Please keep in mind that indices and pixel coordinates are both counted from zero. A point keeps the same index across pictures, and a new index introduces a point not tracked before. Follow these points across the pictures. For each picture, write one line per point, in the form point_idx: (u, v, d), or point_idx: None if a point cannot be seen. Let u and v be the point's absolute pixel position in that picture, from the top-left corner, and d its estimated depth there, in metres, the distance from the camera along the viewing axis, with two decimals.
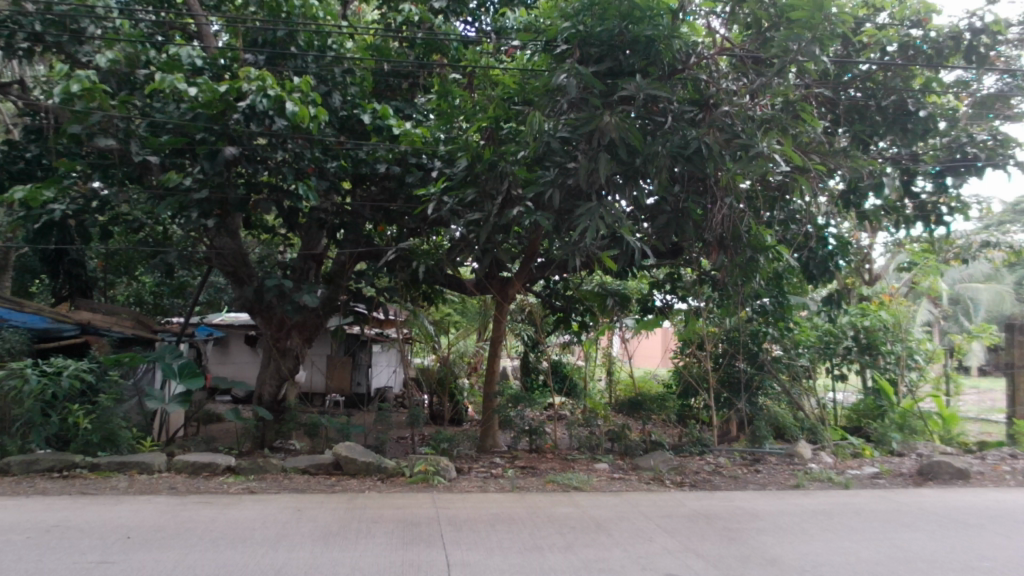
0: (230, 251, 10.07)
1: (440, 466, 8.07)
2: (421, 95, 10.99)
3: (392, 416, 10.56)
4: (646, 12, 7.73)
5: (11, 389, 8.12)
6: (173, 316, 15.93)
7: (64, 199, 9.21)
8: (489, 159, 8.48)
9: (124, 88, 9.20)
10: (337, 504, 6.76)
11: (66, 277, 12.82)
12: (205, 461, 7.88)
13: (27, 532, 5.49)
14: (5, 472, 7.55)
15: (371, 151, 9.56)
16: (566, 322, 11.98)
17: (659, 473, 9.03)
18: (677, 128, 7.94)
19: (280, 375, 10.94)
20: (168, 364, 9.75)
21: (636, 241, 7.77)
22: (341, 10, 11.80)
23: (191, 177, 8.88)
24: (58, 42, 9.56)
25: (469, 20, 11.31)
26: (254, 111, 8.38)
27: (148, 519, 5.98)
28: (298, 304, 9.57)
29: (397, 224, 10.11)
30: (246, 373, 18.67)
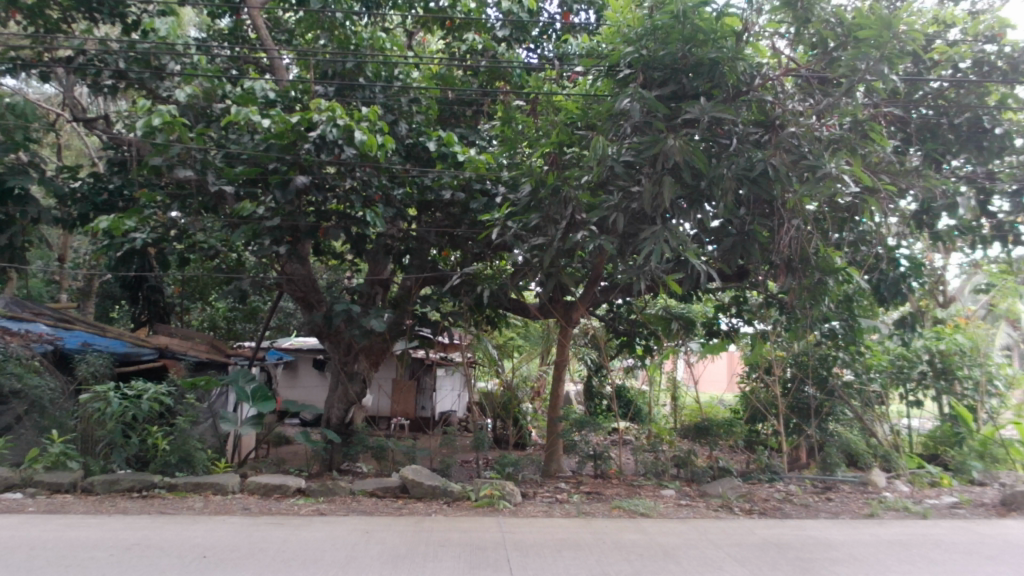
0: (301, 276, 10.32)
1: (506, 490, 8.08)
2: (485, 123, 11.13)
3: (457, 439, 10.63)
4: (710, 35, 7.75)
5: (95, 411, 8.45)
6: (244, 340, 16.36)
7: (145, 228, 9.63)
8: (553, 185, 8.52)
9: (201, 121, 9.55)
10: (404, 527, 6.81)
11: (146, 303, 13.36)
12: (276, 483, 8.03)
13: (109, 549, 5.68)
14: (88, 492, 7.81)
15: (436, 177, 9.74)
16: (630, 346, 11.83)
17: (727, 501, 8.86)
18: (742, 150, 7.91)
19: (349, 399, 11.12)
20: (242, 387, 10.03)
21: (701, 264, 7.71)
22: (407, 40, 12.08)
23: (264, 206, 9.20)
24: (141, 79, 10.03)
25: (532, 47, 11.50)
26: (324, 141, 8.62)
27: (223, 539, 6.12)
28: (366, 328, 9.72)
29: (462, 249, 10.26)
30: (315, 396, 19.04)
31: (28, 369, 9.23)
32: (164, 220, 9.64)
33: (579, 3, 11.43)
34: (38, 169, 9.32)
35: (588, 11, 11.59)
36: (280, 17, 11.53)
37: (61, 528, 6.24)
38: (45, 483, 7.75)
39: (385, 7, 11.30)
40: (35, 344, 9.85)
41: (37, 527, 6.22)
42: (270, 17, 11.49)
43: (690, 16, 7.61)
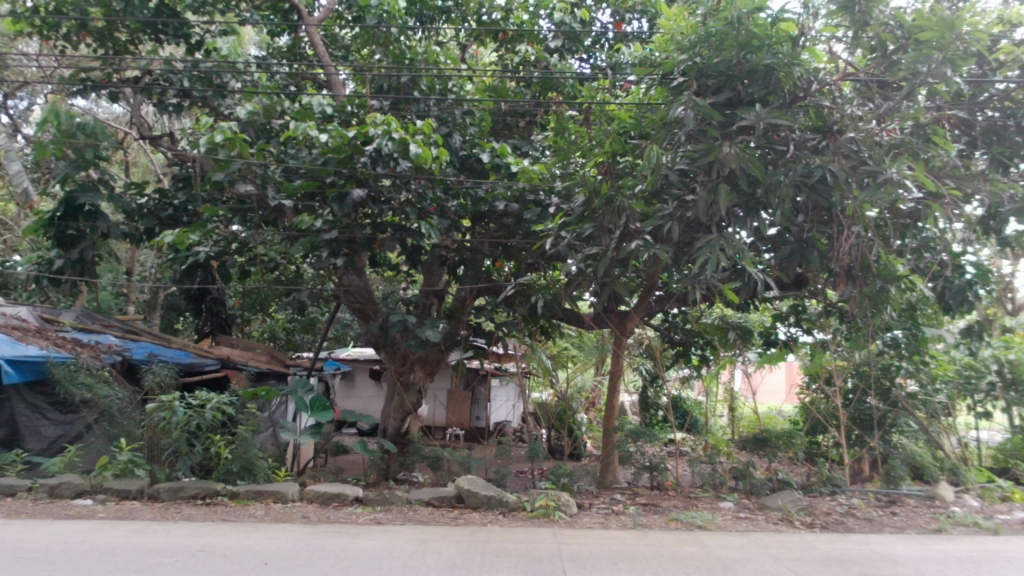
0: (357, 288, 10.44)
1: (562, 501, 8.04)
2: (538, 133, 11.19)
3: (512, 449, 10.63)
4: (765, 41, 7.62)
5: (160, 420, 8.68)
6: (303, 350, 16.63)
7: (208, 241, 9.89)
8: (607, 194, 8.49)
9: (261, 136, 9.76)
10: (461, 537, 6.84)
11: (208, 315, 13.75)
12: (335, 491, 8.15)
13: (175, 556, 5.81)
14: (155, 499, 8.01)
15: (490, 189, 9.83)
16: (686, 356, 11.81)
17: (788, 514, 8.68)
18: (799, 157, 7.82)
19: (405, 409, 11.22)
20: (301, 398, 10.19)
21: (758, 273, 7.59)
22: (460, 53, 12.21)
23: (322, 219, 9.31)
24: (204, 97, 10.32)
25: (584, 57, 11.52)
26: (380, 154, 8.75)
27: (283, 547, 6.21)
28: (422, 339, 9.80)
29: (516, 259, 10.35)
30: (371, 406, 19.26)
31: (98, 379, 9.52)
32: (226, 234, 9.86)
33: (632, 12, 11.44)
34: (108, 186, 9.63)
35: (641, 19, 11.59)
36: (337, 34, 11.76)
37: (128, 534, 6.41)
38: (114, 490, 7.97)
39: (439, 21, 11.44)
40: (105, 355, 10.11)
41: (107, 533, 6.40)
42: (327, 34, 11.72)
43: (744, 23, 7.47)
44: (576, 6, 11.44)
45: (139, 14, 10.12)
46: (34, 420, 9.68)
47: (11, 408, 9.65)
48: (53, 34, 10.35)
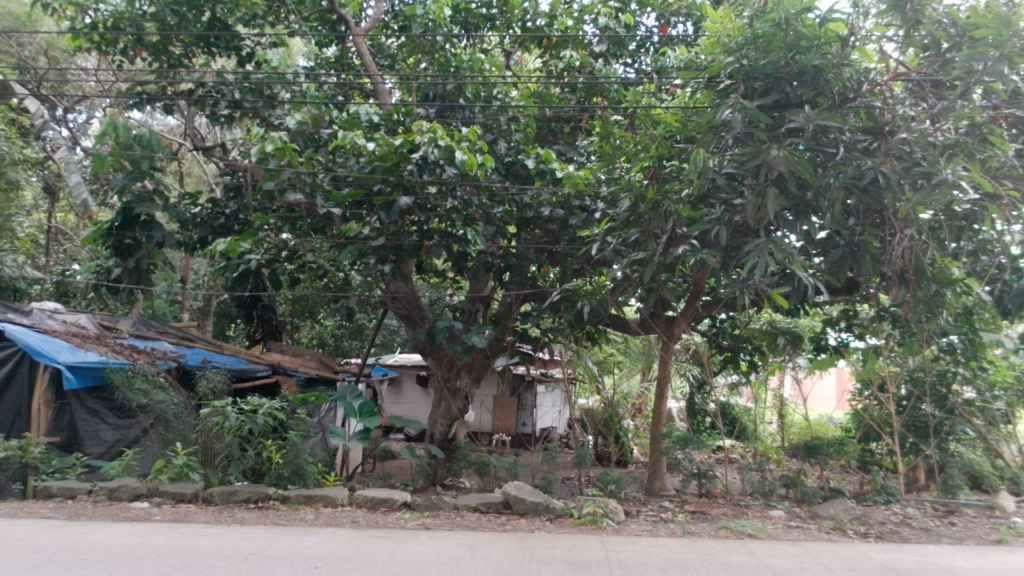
0: (404, 294, 10.56)
1: (609, 508, 7.98)
2: (583, 138, 11.16)
3: (559, 455, 10.60)
4: (814, 42, 7.52)
5: (214, 425, 8.87)
6: (350, 356, 16.81)
7: (259, 249, 10.08)
8: (653, 199, 8.43)
9: (310, 146, 9.90)
10: (508, 543, 6.82)
11: (260, 322, 14.03)
12: (384, 496, 8.21)
13: (228, 559, 5.90)
14: (209, 503, 8.16)
15: (535, 195, 9.88)
16: (734, 362, 11.53)
17: (841, 523, 8.50)
18: (850, 158, 7.65)
19: (452, 415, 11.27)
20: (350, 403, 10.31)
21: (809, 277, 7.47)
22: (505, 60, 12.26)
23: (370, 226, 9.42)
24: (255, 108, 10.53)
25: (628, 62, 11.51)
26: (426, 162, 8.82)
27: (333, 551, 6.27)
28: (468, 345, 9.83)
29: (561, 264, 10.37)
30: (418, 413, 19.39)
31: (154, 385, 9.73)
32: (276, 242, 10.19)
33: (677, 15, 11.34)
34: (162, 196, 9.87)
35: (686, 22, 11.48)
36: (383, 44, 11.91)
37: (183, 537, 6.54)
38: (170, 493, 8.14)
39: (483, 28, 11.51)
40: (161, 361, 10.35)
41: (163, 535, 6.53)
42: (374, 43, 11.85)
43: (793, 23, 7.42)
44: (620, 10, 11.41)
45: (192, 27, 10.37)
46: (93, 425, 9.89)
47: (71, 413, 9.85)
48: (110, 49, 10.65)
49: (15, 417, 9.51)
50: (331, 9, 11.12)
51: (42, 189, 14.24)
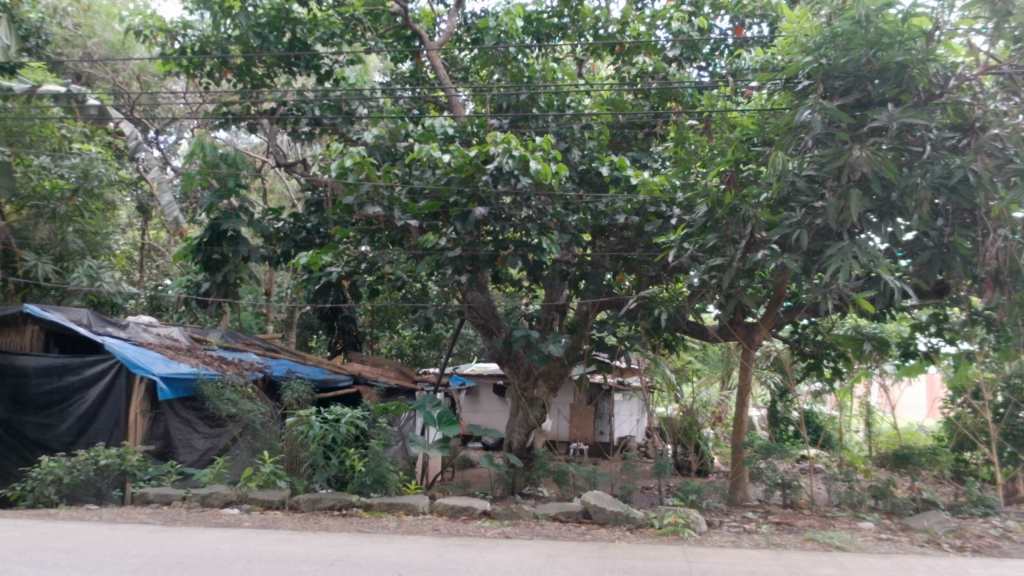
0: (481, 304, 10.62)
1: (691, 518, 7.85)
2: (657, 144, 11.09)
3: (638, 464, 10.48)
4: (896, 38, 7.31)
5: (299, 434, 9.07)
6: (428, 366, 16.99)
7: (340, 261, 10.45)
8: (730, 204, 8.29)
9: (387, 159, 10.06)
10: (589, 553, 6.79)
11: (340, 333, 14.34)
12: (464, 504, 8.27)
13: (315, 565, 6.02)
14: (295, 510, 8.34)
15: (610, 202, 9.87)
16: (818, 369, 11.29)
17: (935, 536, 8.16)
18: (937, 157, 7.37)
19: (529, 424, 11.35)
20: (429, 413, 10.42)
21: (896, 282, 7.23)
22: (577, 68, 12.27)
23: (446, 237, 9.53)
24: (334, 125, 10.83)
25: (703, 65, 11.39)
26: (501, 172, 8.90)
27: (416, 558, 6.35)
28: (545, 354, 9.82)
29: (637, 271, 10.30)
30: (496, 422, 19.50)
31: (242, 396, 10.03)
32: (356, 254, 10.40)
33: (751, 17, 11.20)
34: (248, 212, 10.22)
35: (761, 24, 11.32)
36: (456, 57, 12.06)
37: (272, 543, 6.71)
38: (258, 500, 8.34)
39: (555, 37, 11.57)
40: (248, 372, 10.68)
41: (253, 541, 6.72)
42: (447, 57, 12.01)
43: (874, 20, 7.22)
44: (693, 15, 11.33)
45: (274, 48, 10.76)
46: (185, 434, 10.28)
47: (164, 422, 10.22)
48: (197, 72, 11.07)
49: (115, 425, 9.98)
50: (405, 25, 11.29)
51: (136, 208, 14.89)
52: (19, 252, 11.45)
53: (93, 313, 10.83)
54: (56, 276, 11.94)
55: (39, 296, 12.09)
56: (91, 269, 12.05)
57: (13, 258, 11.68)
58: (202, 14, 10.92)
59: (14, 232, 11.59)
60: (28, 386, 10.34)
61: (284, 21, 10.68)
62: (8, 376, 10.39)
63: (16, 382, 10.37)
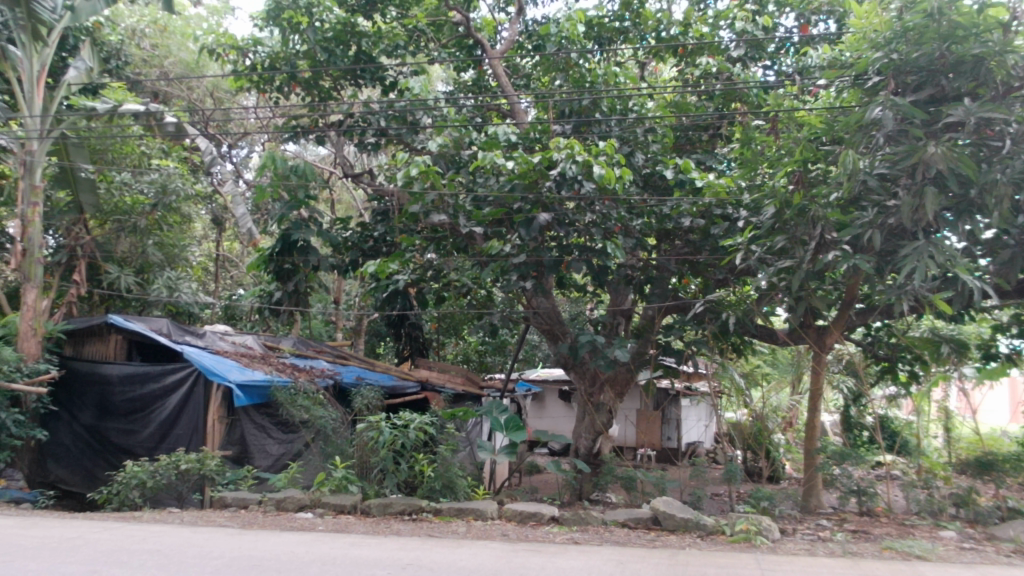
0: (546, 309, 10.61)
1: (764, 525, 7.71)
2: (723, 146, 10.95)
3: (708, 471, 10.33)
4: (972, 30, 7.11)
5: (369, 439, 9.21)
6: (494, 372, 17.06)
7: (406, 269, 10.73)
8: (799, 205, 8.11)
9: (451, 167, 10.16)
10: (659, 560, 6.72)
11: (407, 339, 14.55)
12: (532, 510, 8.27)
13: (387, 568, 6.11)
14: (367, 514, 8.47)
15: (676, 205, 9.77)
16: (893, 373, 10.77)
17: (1022, 546, 7.84)
18: (1018, 152, 7.08)
19: (596, 429, 11.25)
20: (496, 418, 10.49)
21: (975, 281, 6.99)
22: (640, 72, 12.22)
23: (510, 243, 9.57)
24: (400, 135, 10.98)
25: (769, 64, 11.25)
26: (565, 178, 8.94)
27: (486, 563, 6.38)
28: (611, 359, 9.76)
29: (704, 275, 10.15)
30: (562, 427, 19.48)
31: (314, 402, 10.23)
32: (421, 262, 10.66)
33: (818, 13, 11.00)
34: (317, 223, 10.46)
35: (828, 20, 11.14)
36: (518, 64, 12.14)
37: (346, 546, 6.84)
38: (331, 505, 8.49)
39: (617, 42, 11.57)
40: (319, 379, 10.85)
41: (327, 545, 6.86)
42: (509, 64, 12.09)
43: (947, 12, 7.06)
44: (757, 13, 11.19)
45: (340, 61, 11.04)
46: (260, 439, 10.52)
47: (241, 428, 10.50)
48: (268, 87, 11.43)
49: (193, 432, 10.27)
50: (467, 34, 11.36)
51: (210, 221, 15.38)
52: (104, 265, 12.04)
53: (172, 322, 11.19)
54: (138, 287, 12.43)
55: (122, 306, 12.61)
56: (170, 281, 12.61)
57: (97, 269, 12.32)
58: (272, 31, 11.27)
59: (99, 245, 12.13)
60: (113, 393, 10.81)
61: (349, 34, 10.93)
62: (96, 384, 10.92)
63: (103, 390, 10.88)
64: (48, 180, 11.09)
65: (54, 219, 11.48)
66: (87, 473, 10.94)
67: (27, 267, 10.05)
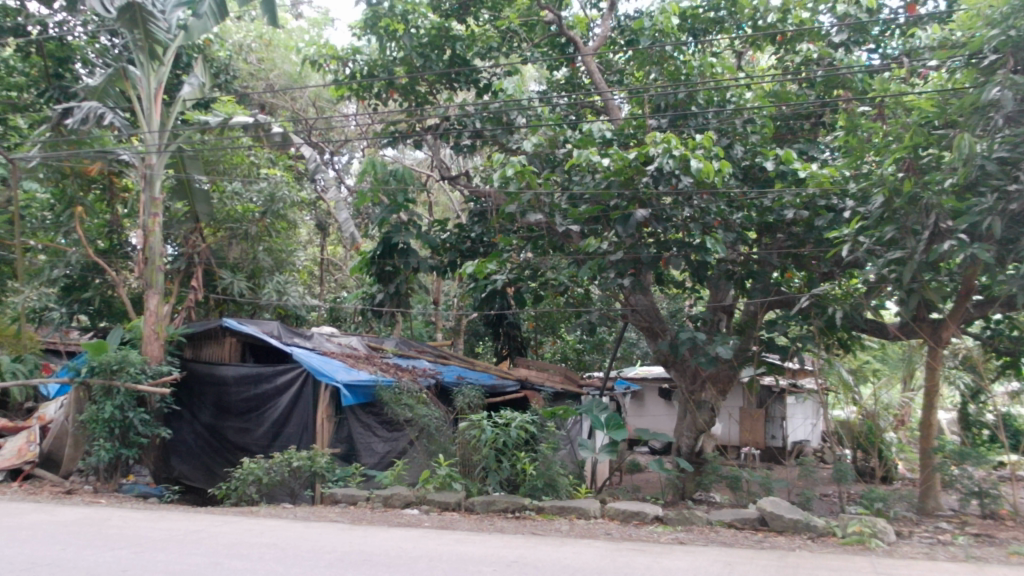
0: (644, 307, 10.49)
1: (878, 527, 7.41)
2: (825, 134, 10.63)
3: (817, 471, 9.99)
4: None
5: (472, 438, 9.33)
6: (592, 370, 16.99)
7: (504, 270, 10.69)
8: (910, 193, 7.75)
9: (547, 167, 10.22)
10: (769, 561, 6.54)
11: (506, 338, 14.69)
12: (635, 509, 8.20)
13: (494, 565, 6.16)
14: (470, 512, 8.57)
15: (777, 198, 9.57)
16: (1016, 368, 10.28)
17: None
18: None
19: (698, 428, 11.10)
20: (596, 416, 10.45)
21: None
22: (736, 61, 11.96)
23: (607, 241, 9.52)
24: (495, 136, 11.08)
25: (873, 48, 10.81)
26: (662, 172, 8.77)
27: (590, 562, 6.37)
28: (712, 356, 9.61)
29: (808, 269, 9.92)
30: (662, 425, 19.25)
31: (418, 401, 10.45)
32: (518, 260, 10.60)
33: None
34: (417, 225, 10.68)
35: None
36: (611, 60, 12.03)
37: (451, 543, 6.95)
38: (435, 502, 8.62)
39: (712, 32, 11.33)
40: (422, 378, 11.08)
41: (434, 541, 6.98)
42: (602, 60, 12.01)
43: None
44: None
45: (436, 66, 11.29)
46: (367, 438, 10.74)
47: (348, 427, 10.72)
48: (366, 95, 11.82)
49: (305, 430, 10.68)
50: (560, 32, 11.29)
51: (315, 226, 15.91)
52: (218, 271, 12.56)
53: (282, 325, 11.65)
54: (250, 291, 12.98)
55: (235, 310, 13.19)
56: (279, 285, 13.18)
57: (212, 274, 12.92)
58: (369, 39, 11.59)
59: (212, 252, 12.68)
60: (229, 394, 11.31)
61: (444, 39, 11.21)
62: (214, 384, 11.45)
63: (220, 390, 11.41)
64: (166, 193, 11.69)
65: (172, 229, 12.13)
66: (207, 469, 11.51)
67: (149, 274, 10.62)
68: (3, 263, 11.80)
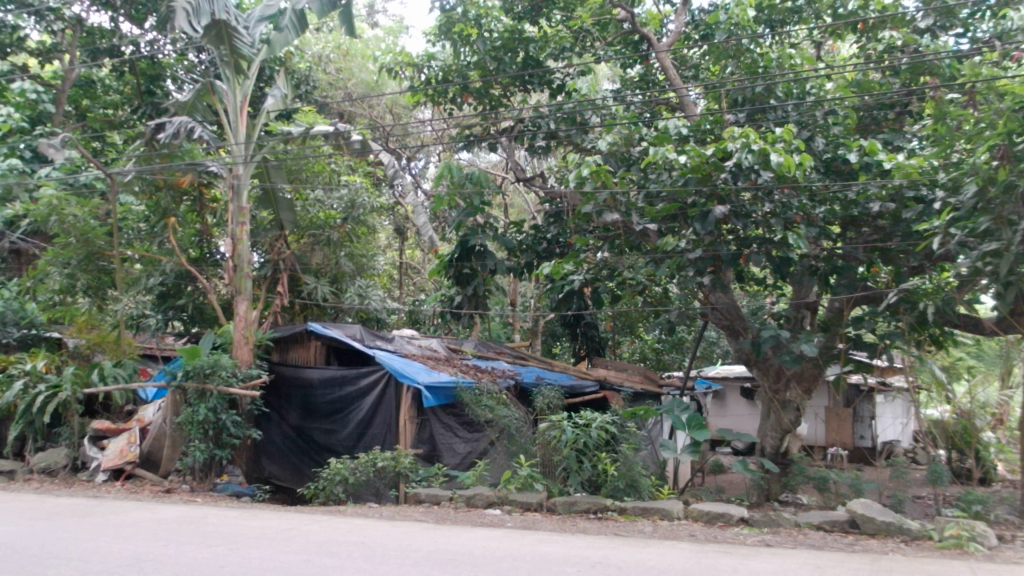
0: (724, 304, 10.41)
1: (977, 531, 7.12)
2: (912, 123, 10.29)
3: (910, 471, 9.65)
4: None
5: (553, 438, 9.35)
6: (672, 370, 16.82)
7: (580, 269, 10.58)
8: (1005, 181, 7.43)
9: (622, 165, 10.12)
10: (861, 565, 6.35)
11: (584, 338, 14.67)
12: (720, 511, 8.07)
13: (578, 565, 6.16)
14: (553, 512, 8.59)
15: (861, 190, 9.30)
16: None
17: None
18: None
19: (783, 428, 10.86)
20: (678, 416, 10.32)
21: None
22: (815, 51, 11.67)
23: (685, 238, 9.40)
24: (569, 136, 11.09)
25: (962, 32, 10.38)
26: (741, 168, 8.70)
27: (676, 563, 6.31)
28: (796, 354, 9.39)
29: (896, 263, 9.55)
30: (745, 425, 18.91)
31: (498, 402, 10.52)
32: (595, 260, 10.50)
33: None
34: (493, 227, 10.80)
35: None
36: (685, 56, 11.92)
37: (535, 543, 6.97)
38: (517, 502, 8.66)
39: (790, 22, 11.13)
40: (501, 379, 11.18)
41: (517, 541, 7.02)
42: (676, 56, 11.90)
43: None
44: None
45: (509, 68, 11.37)
46: (449, 438, 10.80)
47: (430, 428, 10.83)
48: (442, 100, 12.00)
49: (388, 430, 10.88)
50: (633, 30, 11.23)
51: (393, 230, 16.22)
52: (303, 277, 12.97)
53: (365, 328, 11.90)
54: (333, 296, 13.30)
55: (319, 314, 13.55)
56: (361, 289, 13.48)
57: (297, 280, 13.33)
58: (443, 44, 11.80)
59: (297, 258, 13.07)
60: (315, 396, 11.61)
61: (517, 42, 11.33)
62: (300, 387, 11.77)
63: (306, 393, 11.72)
64: (252, 202, 12.09)
65: (259, 236, 12.53)
66: (295, 469, 11.79)
67: (238, 281, 10.98)
68: (103, 273, 12.37)
